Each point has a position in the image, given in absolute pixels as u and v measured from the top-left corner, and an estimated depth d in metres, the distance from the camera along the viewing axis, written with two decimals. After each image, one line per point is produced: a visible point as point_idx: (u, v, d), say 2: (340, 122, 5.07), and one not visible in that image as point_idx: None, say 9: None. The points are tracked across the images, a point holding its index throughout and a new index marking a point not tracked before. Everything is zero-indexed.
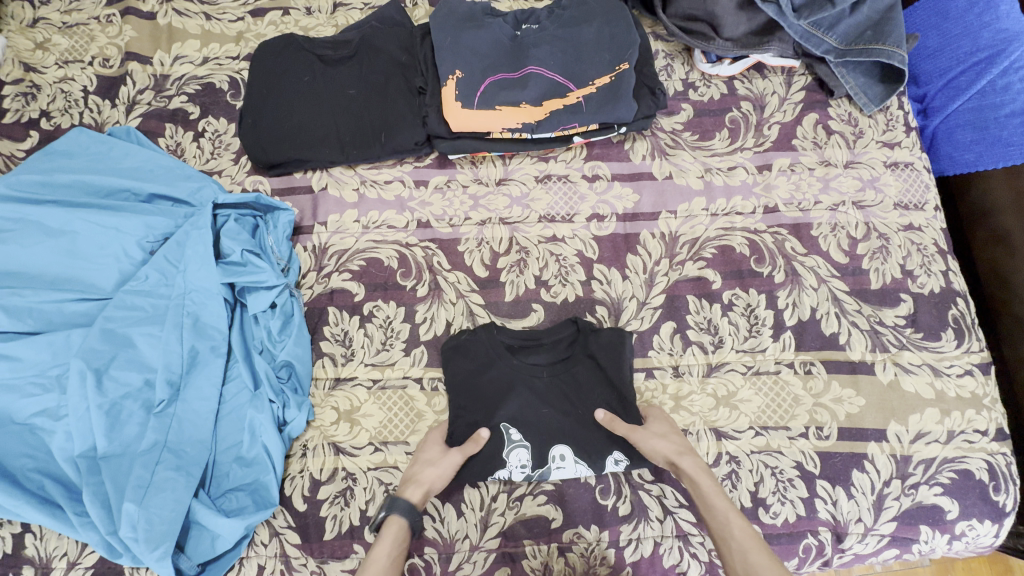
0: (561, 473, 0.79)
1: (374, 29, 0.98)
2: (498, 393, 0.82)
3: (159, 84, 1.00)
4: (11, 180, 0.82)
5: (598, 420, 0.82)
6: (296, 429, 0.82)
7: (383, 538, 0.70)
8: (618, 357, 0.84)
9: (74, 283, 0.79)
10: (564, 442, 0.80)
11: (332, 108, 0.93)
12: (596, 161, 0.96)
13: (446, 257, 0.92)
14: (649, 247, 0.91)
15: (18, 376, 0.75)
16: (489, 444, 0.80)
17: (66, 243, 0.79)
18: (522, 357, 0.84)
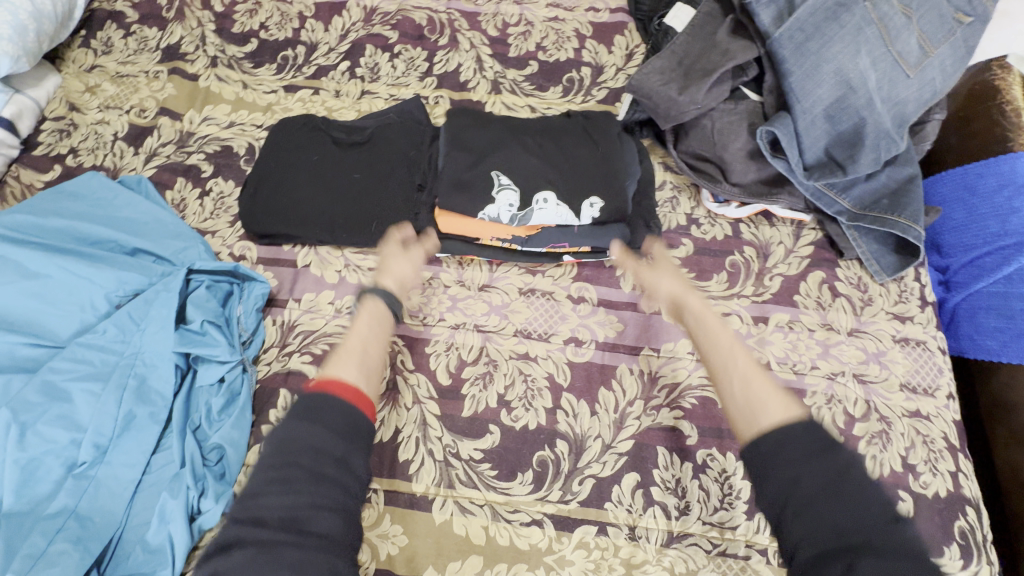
0: (543, 215, 0.86)
1: (391, 122, 1.01)
2: (490, 132, 0.91)
3: (182, 140, 1.05)
4: (7, 217, 0.84)
5: (583, 169, 0.88)
6: (208, 521, 0.76)
7: (363, 317, 0.80)
8: (612, 119, 0.94)
9: (31, 326, 0.78)
10: (549, 188, 0.87)
11: (332, 190, 0.95)
12: (584, 282, 0.93)
13: (411, 356, 0.88)
14: (625, 384, 0.86)
15: None
16: (475, 179, 0.87)
17: (37, 284, 0.80)
18: (523, 120, 0.94)
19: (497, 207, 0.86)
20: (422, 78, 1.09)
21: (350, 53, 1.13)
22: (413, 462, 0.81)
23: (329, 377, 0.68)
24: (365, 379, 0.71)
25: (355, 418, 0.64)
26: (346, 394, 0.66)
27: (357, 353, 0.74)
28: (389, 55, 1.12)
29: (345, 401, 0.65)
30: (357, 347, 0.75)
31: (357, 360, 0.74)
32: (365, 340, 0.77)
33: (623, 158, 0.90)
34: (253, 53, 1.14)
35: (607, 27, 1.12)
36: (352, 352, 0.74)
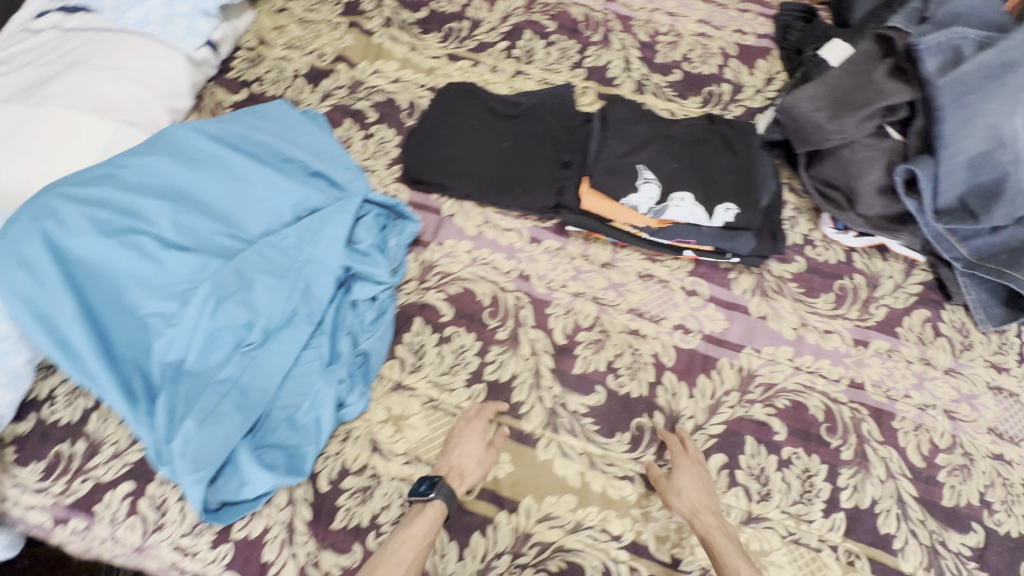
0: (678, 210, 0.94)
1: (544, 102, 1.10)
2: (640, 132, 1.00)
3: (354, 86, 1.18)
4: (219, 123, 0.97)
5: (721, 177, 0.95)
6: (349, 414, 0.88)
7: (421, 517, 0.78)
8: (751, 138, 1.00)
9: (227, 219, 0.90)
10: (686, 188, 0.95)
11: (484, 153, 1.05)
12: (698, 277, 1.00)
13: (533, 313, 0.98)
14: (724, 375, 0.93)
15: (155, 278, 0.85)
16: (624, 171, 0.95)
17: (237, 186, 0.92)
18: (671, 126, 1.02)
19: (639, 196, 0.94)
20: (573, 67, 1.18)
21: (510, 34, 1.23)
22: (525, 403, 0.91)
23: None
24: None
25: None
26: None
27: (404, 562, 0.73)
28: (545, 42, 1.22)
29: None
30: (406, 547, 0.75)
31: (402, 558, 0.73)
32: (417, 546, 0.75)
33: (758, 174, 0.96)
34: (422, 20, 1.25)
35: (751, 50, 1.19)
36: (398, 561, 0.73)
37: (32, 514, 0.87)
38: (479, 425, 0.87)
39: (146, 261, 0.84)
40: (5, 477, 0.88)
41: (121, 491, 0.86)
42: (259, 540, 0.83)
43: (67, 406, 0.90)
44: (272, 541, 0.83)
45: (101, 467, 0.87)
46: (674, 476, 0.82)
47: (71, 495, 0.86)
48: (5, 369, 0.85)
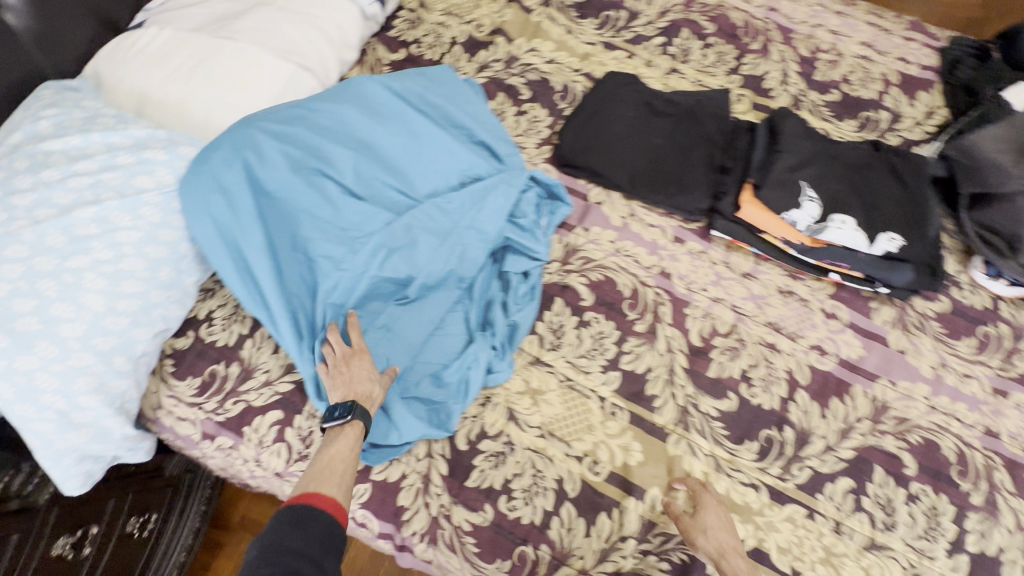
0: (837, 233, 0.94)
1: (701, 103, 1.10)
2: (807, 149, 0.99)
3: (509, 62, 1.19)
4: (399, 82, 1.00)
5: (883, 207, 0.96)
6: (493, 380, 0.91)
7: (341, 435, 0.77)
8: (919, 170, 0.99)
9: (400, 174, 0.93)
10: (848, 212, 0.95)
11: (639, 148, 1.06)
12: (839, 302, 1.00)
13: (672, 311, 0.99)
14: (857, 402, 0.94)
15: (331, 221, 0.88)
16: (788, 185, 0.95)
17: (413, 144, 0.95)
18: (836, 147, 1.01)
19: (801, 212, 0.94)
20: (729, 73, 1.17)
21: (667, 30, 1.23)
22: (659, 397, 0.93)
23: (308, 492, 0.69)
24: (347, 491, 0.72)
25: (335, 536, 0.66)
26: (330, 513, 0.67)
27: (338, 470, 0.73)
28: (702, 43, 1.21)
29: (331, 517, 0.67)
30: (337, 462, 0.74)
31: (330, 472, 0.72)
32: (347, 458, 0.75)
33: (923, 209, 0.96)
34: (580, 5, 1.25)
35: (914, 81, 1.17)
36: (333, 469, 0.72)
37: (182, 426, 0.93)
38: (563, 402, 0.92)
39: (327, 203, 0.88)
40: (161, 388, 0.93)
41: (270, 418, 0.90)
42: (396, 485, 0.87)
43: (223, 330, 0.95)
44: (409, 488, 0.87)
45: (253, 392, 0.92)
46: (698, 515, 0.82)
47: (222, 414, 0.91)
48: (179, 287, 0.89)
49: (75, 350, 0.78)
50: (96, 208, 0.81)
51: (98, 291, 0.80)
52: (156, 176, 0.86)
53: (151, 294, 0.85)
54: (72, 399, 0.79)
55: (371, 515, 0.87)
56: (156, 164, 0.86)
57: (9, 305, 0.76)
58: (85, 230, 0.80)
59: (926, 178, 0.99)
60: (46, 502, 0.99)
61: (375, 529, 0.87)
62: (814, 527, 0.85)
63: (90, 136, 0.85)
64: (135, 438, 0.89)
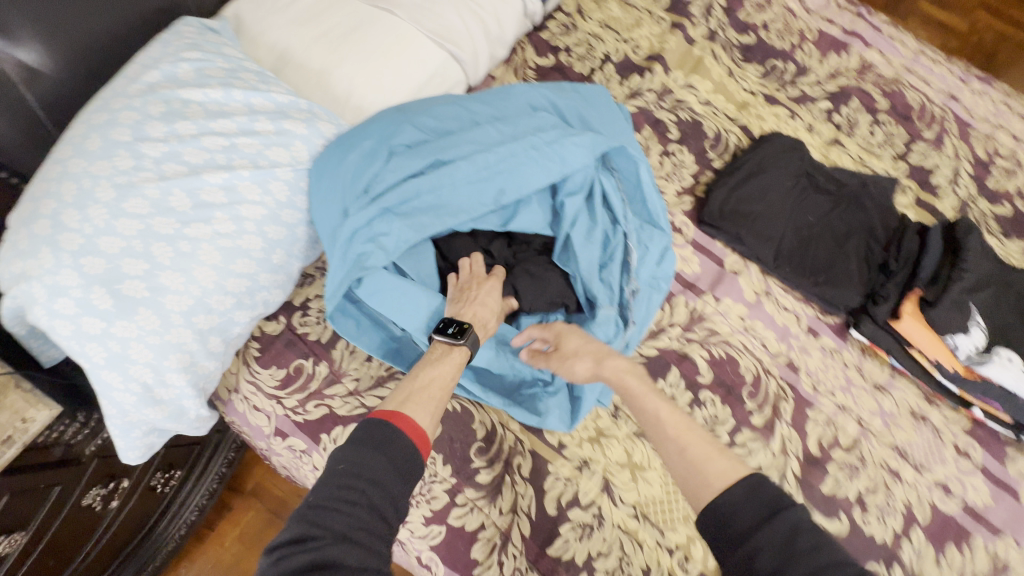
0: (1000, 370, 0.86)
1: (869, 189, 1.00)
2: (985, 275, 0.89)
3: (661, 93, 1.09)
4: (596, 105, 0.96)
5: None
6: (549, 415, 0.84)
7: (449, 359, 0.74)
8: None
9: (538, 158, 0.84)
10: (1014, 349, 0.86)
11: (791, 222, 0.97)
12: (973, 439, 0.91)
13: (793, 410, 0.91)
14: (976, 555, 0.85)
15: (456, 177, 0.81)
16: (959, 309, 0.86)
17: (555, 132, 0.85)
18: (1013, 273, 0.91)
19: (966, 339, 0.86)
20: (896, 158, 1.07)
21: (835, 95, 1.12)
22: None
23: (402, 411, 0.65)
24: (433, 424, 0.67)
25: (409, 462, 0.62)
26: (414, 441, 0.63)
27: (433, 397, 0.69)
28: (871, 119, 1.11)
29: (410, 441, 0.63)
30: (436, 386, 0.71)
31: (423, 396, 0.69)
32: (444, 387, 0.71)
33: None
34: (747, 47, 1.16)
35: None
36: (428, 394, 0.69)
37: (255, 417, 0.86)
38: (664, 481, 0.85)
39: (473, 167, 0.81)
40: (241, 371, 0.86)
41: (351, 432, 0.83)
42: (473, 535, 0.80)
43: (317, 324, 0.88)
44: (485, 541, 0.80)
45: (338, 399, 0.85)
46: (560, 344, 0.82)
47: (301, 414, 0.85)
48: (286, 272, 0.82)
49: (176, 325, 0.72)
50: (227, 174, 0.74)
51: (211, 266, 0.73)
52: (292, 151, 0.80)
53: (260, 277, 0.78)
54: (160, 374, 0.73)
55: (437, 559, 0.80)
56: (294, 138, 0.80)
57: (119, 264, 0.69)
58: (211, 196, 0.74)
59: None
60: (92, 453, 0.89)
61: (439, 575, 0.80)
62: None
63: (232, 92, 0.78)
64: (205, 420, 0.82)
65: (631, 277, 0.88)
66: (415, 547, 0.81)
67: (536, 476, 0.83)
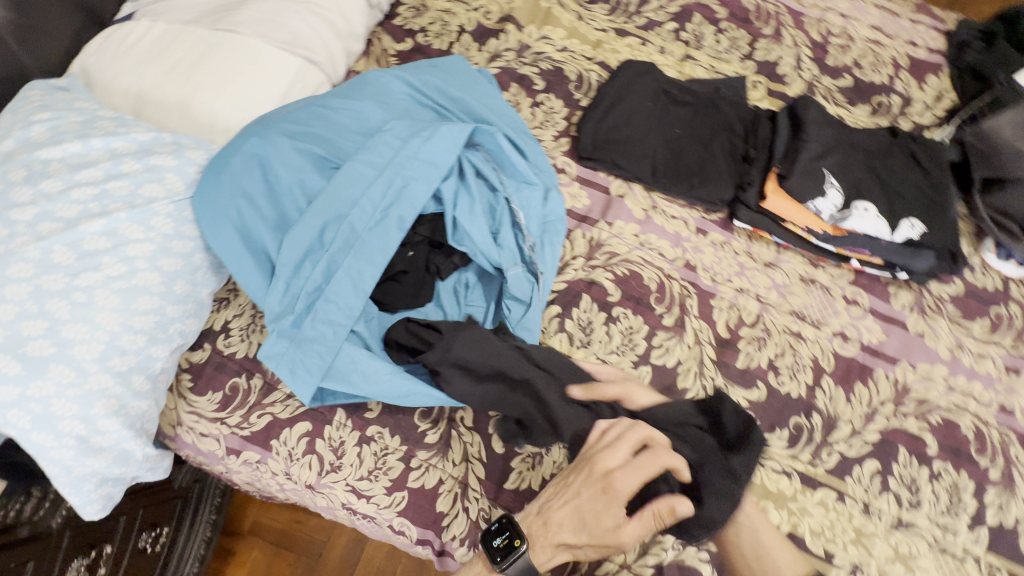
0: (861, 221, 0.95)
1: (720, 93, 1.09)
2: (829, 142, 0.99)
3: (520, 50, 1.15)
4: (424, 78, 0.96)
5: (904, 196, 0.97)
6: None
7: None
8: (937, 160, 1.00)
9: (410, 172, 0.87)
10: (869, 199, 0.96)
11: (660, 138, 1.05)
12: (859, 288, 1.02)
13: (698, 303, 0.99)
14: (880, 386, 0.96)
15: (353, 224, 0.84)
16: (813, 177, 0.96)
17: (410, 139, 0.88)
18: (855, 134, 1.02)
19: (825, 201, 0.95)
20: (743, 59, 1.16)
21: (679, 15, 1.20)
22: (690, 390, 0.93)
23: None
24: None
25: None
26: None
27: None
28: (714, 29, 1.19)
29: None
30: None
31: None
32: None
33: (943, 195, 0.97)
34: None
35: (921, 65, 1.19)
36: None
37: (204, 443, 0.89)
38: None
39: (359, 206, 0.85)
40: (181, 403, 0.89)
41: (298, 431, 0.87)
42: (434, 491, 0.86)
43: (242, 341, 0.91)
44: (447, 493, 0.86)
45: (278, 405, 0.89)
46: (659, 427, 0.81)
47: (247, 428, 0.88)
48: (195, 299, 0.85)
49: (92, 372, 0.74)
50: (104, 220, 0.76)
51: (112, 309, 0.76)
52: (166, 183, 0.82)
53: (167, 309, 0.81)
54: (91, 423, 0.75)
55: (408, 522, 0.85)
56: (165, 171, 0.82)
57: (18, 328, 0.71)
58: (94, 244, 0.76)
59: (946, 167, 1.00)
60: (59, 524, 0.88)
61: (414, 536, 0.86)
62: (844, 508, 0.88)
63: (90, 141, 0.80)
64: (155, 458, 0.86)
65: (525, 235, 0.94)
66: (385, 517, 0.86)
67: (480, 423, 0.89)
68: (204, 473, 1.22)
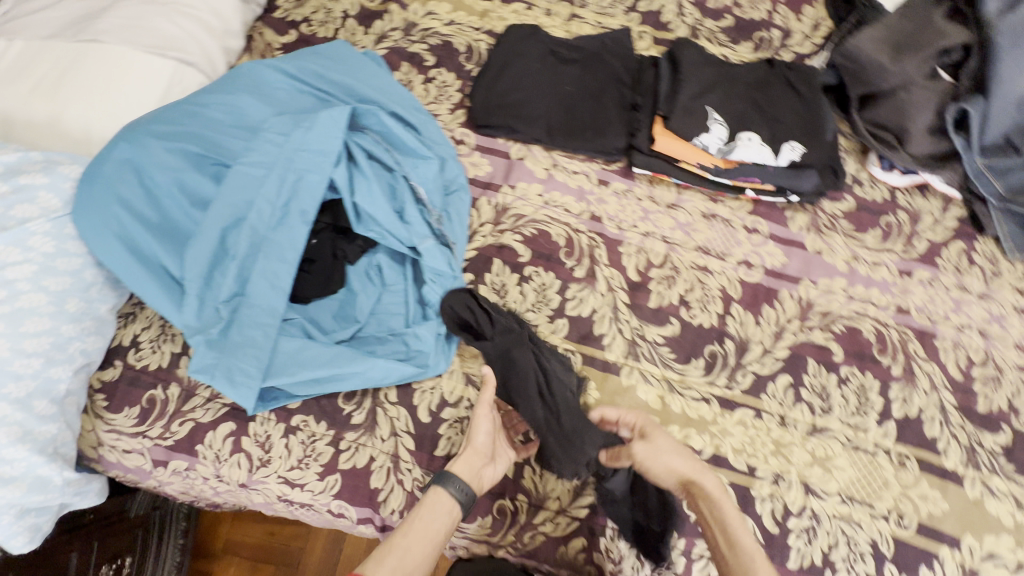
0: (746, 150, 1.00)
1: (606, 47, 1.11)
2: (709, 80, 1.03)
3: (407, 28, 1.15)
4: (297, 66, 0.95)
5: (783, 121, 1.02)
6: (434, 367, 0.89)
7: (440, 506, 0.78)
8: (811, 84, 1.05)
9: (300, 161, 0.85)
10: (752, 129, 1.00)
11: (551, 97, 1.06)
12: (758, 217, 1.06)
13: (607, 252, 1.02)
14: (786, 305, 1.00)
15: (255, 223, 0.83)
16: (697, 114, 0.99)
17: (290, 129, 0.86)
18: (734, 68, 1.06)
19: (710, 135, 0.99)
20: (627, 12, 1.19)
21: None
22: (606, 335, 0.96)
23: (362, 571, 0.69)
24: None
25: None
26: None
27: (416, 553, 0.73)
28: None
29: None
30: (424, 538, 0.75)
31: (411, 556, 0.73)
32: (431, 535, 0.75)
33: (818, 116, 1.03)
34: None
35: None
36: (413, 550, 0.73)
37: (130, 459, 0.88)
38: None
39: (256, 206, 0.83)
40: (98, 423, 0.87)
41: (222, 432, 0.87)
42: (367, 469, 0.87)
43: (153, 352, 0.90)
44: (379, 469, 0.87)
45: (198, 410, 0.88)
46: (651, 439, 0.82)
47: (170, 438, 0.87)
48: (93, 316, 0.84)
49: None
50: None
51: None
52: (41, 203, 0.80)
53: (62, 329, 0.80)
54: None
55: (346, 504, 0.87)
56: (36, 190, 0.80)
57: None
58: None
59: (819, 89, 1.05)
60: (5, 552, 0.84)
61: (354, 517, 0.87)
62: (762, 424, 0.93)
63: None
64: (78, 482, 0.84)
65: (430, 209, 0.92)
66: (323, 503, 0.87)
67: (404, 397, 0.90)
68: (161, 498, 1.20)
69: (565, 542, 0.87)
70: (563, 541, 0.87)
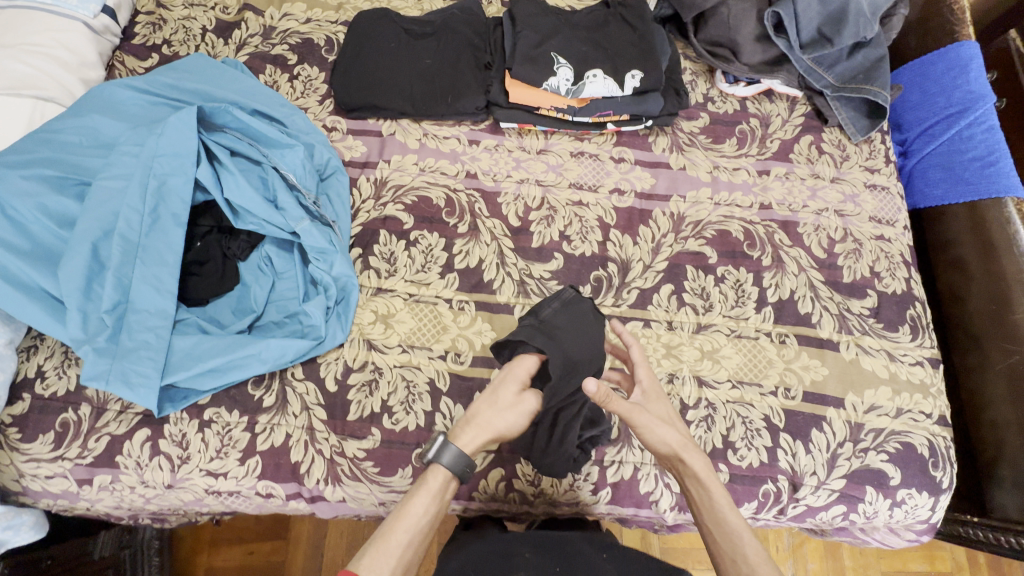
0: (594, 87, 1.06)
1: (455, 17, 1.17)
2: (549, 28, 1.09)
3: (266, 33, 1.19)
4: (151, 80, 0.98)
5: (622, 54, 1.08)
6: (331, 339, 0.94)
7: (426, 489, 0.71)
8: (643, 17, 1.12)
9: (159, 167, 0.89)
10: (597, 66, 1.06)
11: (408, 70, 1.11)
12: (623, 147, 1.13)
13: (486, 205, 1.07)
14: (659, 222, 1.07)
15: (124, 232, 0.86)
16: (542, 62, 1.05)
17: (145, 138, 0.89)
18: (571, 15, 1.13)
19: (557, 79, 1.05)
20: None
21: None
22: (496, 280, 1.01)
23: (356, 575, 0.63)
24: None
25: None
26: None
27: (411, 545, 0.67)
28: None
29: None
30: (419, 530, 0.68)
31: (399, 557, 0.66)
32: (423, 524, 0.69)
33: (654, 44, 1.09)
34: None
35: None
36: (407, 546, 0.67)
37: (54, 484, 0.90)
38: (413, 313, 0.99)
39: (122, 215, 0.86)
40: (15, 456, 0.89)
41: (138, 439, 0.90)
42: (285, 446, 0.91)
43: (58, 379, 0.93)
44: (297, 444, 0.91)
45: (112, 424, 0.91)
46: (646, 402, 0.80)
47: (88, 455, 0.90)
48: None
49: None
50: None
51: None
52: None
53: None
54: None
55: (271, 483, 0.90)
56: None
57: None
58: None
59: (651, 20, 1.12)
60: None
61: (282, 494, 0.91)
62: (651, 332, 0.99)
63: None
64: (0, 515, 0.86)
65: (303, 193, 0.96)
66: (249, 487, 0.90)
67: (310, 372, 0.94)
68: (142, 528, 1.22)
69: (484, 475, 0.92)
70: (483, 475, 0.92)
